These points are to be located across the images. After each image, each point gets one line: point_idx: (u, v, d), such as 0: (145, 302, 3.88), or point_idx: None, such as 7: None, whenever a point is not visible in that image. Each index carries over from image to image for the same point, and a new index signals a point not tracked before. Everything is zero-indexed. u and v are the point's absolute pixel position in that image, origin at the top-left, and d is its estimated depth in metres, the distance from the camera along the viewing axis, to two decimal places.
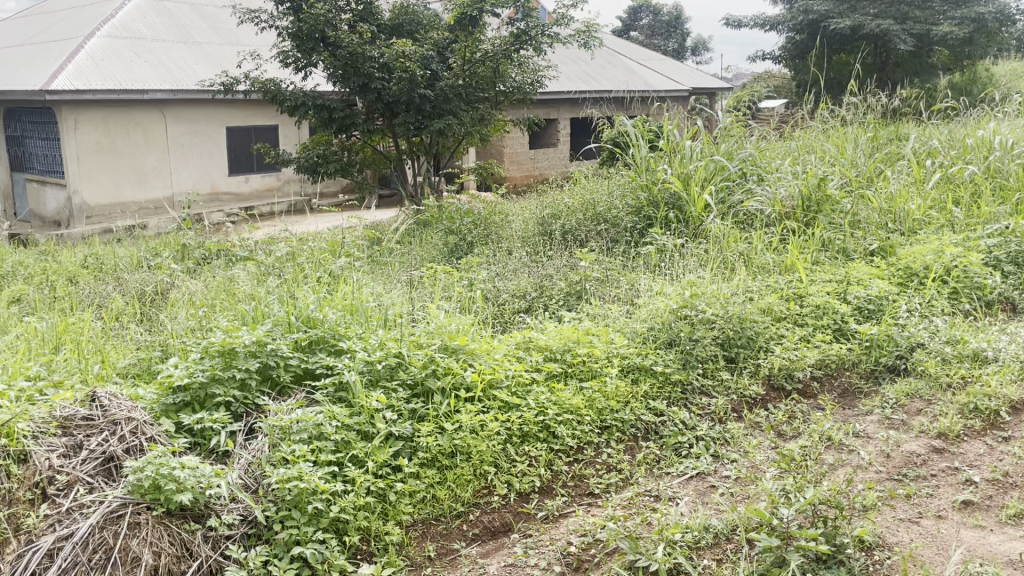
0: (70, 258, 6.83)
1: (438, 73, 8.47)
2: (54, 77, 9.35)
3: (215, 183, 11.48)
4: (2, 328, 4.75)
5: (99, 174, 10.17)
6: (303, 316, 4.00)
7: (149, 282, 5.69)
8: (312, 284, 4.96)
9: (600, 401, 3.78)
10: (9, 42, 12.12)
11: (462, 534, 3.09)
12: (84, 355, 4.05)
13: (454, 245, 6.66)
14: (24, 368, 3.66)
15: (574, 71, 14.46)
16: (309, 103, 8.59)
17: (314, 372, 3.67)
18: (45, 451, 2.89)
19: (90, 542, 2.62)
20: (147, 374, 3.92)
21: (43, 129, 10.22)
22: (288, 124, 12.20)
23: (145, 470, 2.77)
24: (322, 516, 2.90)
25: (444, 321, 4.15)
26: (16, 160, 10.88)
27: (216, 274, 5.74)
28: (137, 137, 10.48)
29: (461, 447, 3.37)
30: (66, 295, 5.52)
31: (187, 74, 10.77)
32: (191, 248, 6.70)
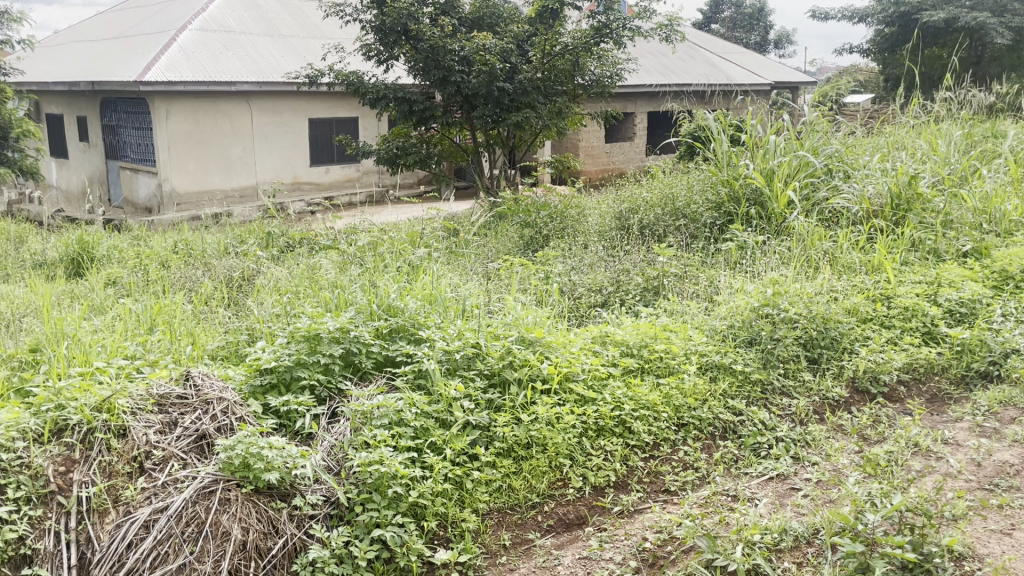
0: (161, 244, 7.10)
1: (517, 66, 8.48)
2: (148, 69, 9.71)
3: (296, 173, 11.78)
4: (100, 308, 5.00)
5: (188, 163, 10.52)
6: (384, 305, 4.09)
7: (237, 268, 5.89)
8: (393, 274, 5.07)
9: (678, 398, 3.75)
10: (106, 35, 12.64)
11: (536, 525, 3.11)
12: (177, 337, 4.22)
13: (530, 238, 6.69)
14: (122, 346, 3.84)
15: (654, 64, 14.30)
16: (390, 96, 8.73)
17: (394, 360, 3.74)
18: (143, 427, 3.01)
19: (183, 515, 2.72)
20: (235, 357, 4.08)
21: (137, 118, 10.63)
22: (368, 116, 12.44)
23: (235, 448, 2.88)
24: (402, 500, 2.96)
25: (522, 313, 4.18)
26: (111, 148, 11.35)
27: (300, 262, 5.90)
28: (224, 127, 10.82)
29: (537, 438, 3.39)
30: (158, 278, 5.76)
31: (273, 66, 11.05)
32: (275, 236, 6.92)
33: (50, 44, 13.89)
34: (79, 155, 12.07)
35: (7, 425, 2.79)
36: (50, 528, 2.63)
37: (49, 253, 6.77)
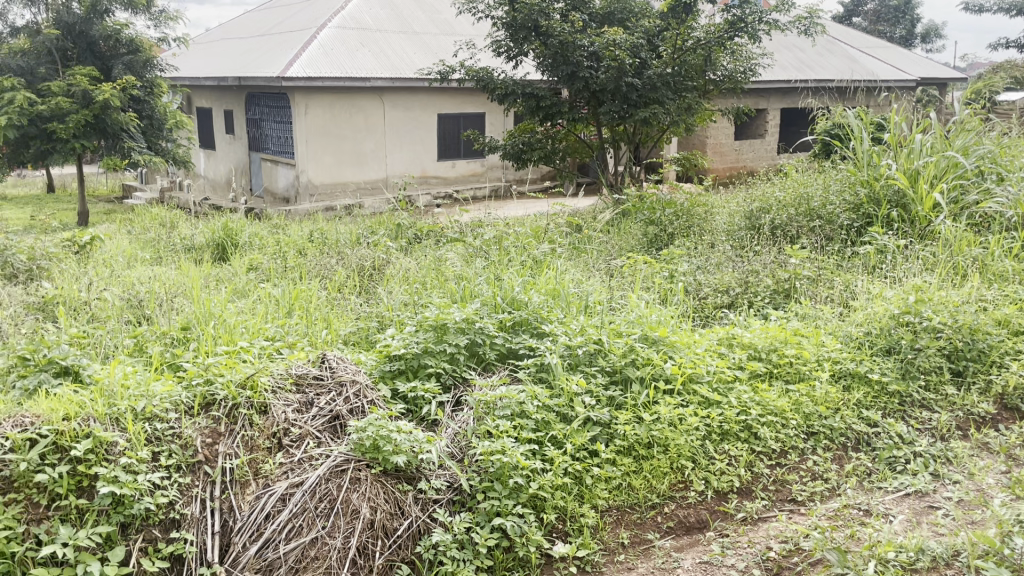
0: (299, 232, 7.45)
1: (648, 61, 8.36)
2: (290, 65, 10.16)
3: (424, 167, 12.08)
4: (243, 292, 5.29)
5: (324, 156, 10.97)
6: (509, 299, 4.15)
7: (368, 257, 6.09)
8: (517, 268, 5.12)
9: (808, 406, 3.63)
10: (252, 32, 13.33)
11: (656, 525, 3.07)
12: (312, 322, 4.44)
13: (654, 236, 6.60)
14: (263, 329, 4.08)
15: (790, 59, 13.80)
16: (519, 91, 8.81)
17: (517, 352, 3.80)
18: (282, 406, 3.18)
19: (317, 491, 2.85)
20: (365, 343, 4.26)
21: (279, 112, 11.16)
22: (495, 112, 12.63)
23: (366, 430, 3.01)
24: (522, 491, 3.00)
25: (646, 311, 4.13)
26: (253, 141, 11.97)
27: (428, 253, 6.04)
28: (358, 122, 11.21)
29: (658, 438, 3.35)
30: (296, 265, 6.03)
31: (406, 63, 11.36)
32: (404, 228, 7.12)
33: (202, 42, 14.79)
34: (225, 146, 12.79)
35: (161, 397, 2.99)
36: (197, 495, 2.77)
37: (198, 238, 7.21)
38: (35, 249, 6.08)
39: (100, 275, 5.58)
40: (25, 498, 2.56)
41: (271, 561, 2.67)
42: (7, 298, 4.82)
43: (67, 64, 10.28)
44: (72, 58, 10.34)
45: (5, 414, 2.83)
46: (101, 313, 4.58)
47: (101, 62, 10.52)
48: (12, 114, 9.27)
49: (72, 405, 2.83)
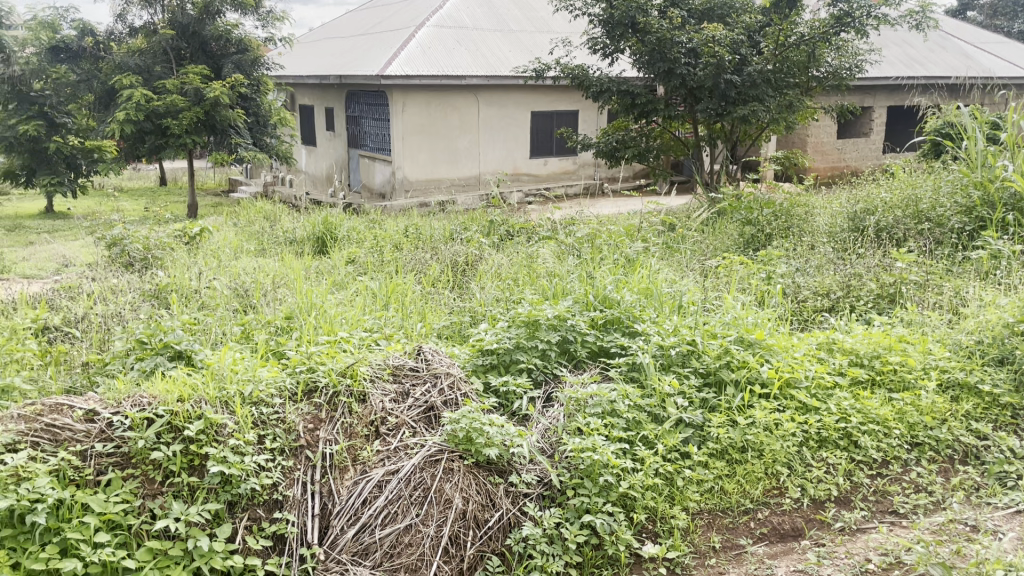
0: (394, 227, 7.62)
1: (748, 57, 8.17)
2: (388, 64, 10.38)
3: (516, 164, 12.16)
4: (342, 283, 5.46)
5: (419, 153, 11.17)
6: (601, 297, 4.13)
7: (461, 252, 6.18)
8: (610, 266, 5.10)
9: (912, 415, 3.50)
10: (353, 32, 13.67)
11: (748, 531, 3.01)
12: (408, 315, 4.56)
13: (751, 236, 6.46)
14: (362, 322, 4.20)
15: (898, 55, 13.24)
16: (614, 88, 8.76)
17: (608, 350, 3.79)
18: (380, 395, 3.28)
19: (412, 480, 2.92)
20: (458, 336, 4.35)
21: (377, 110, 11.42)
22: (589, 109, 12.59)
23: (460, 422, 3.07)
24: (612, 489, 2.99)
25: (741, 312, 4.05)
26: (352, 137, 12.29)
27: (520, 250, 6.09)
28: (453, 120, 11.36)
29: (753, 443, 3.29)
30: (392, 259, 6.16)
31: (502, 61, 11.44)
32: (497, 224, 7.18)
33: (306, 41, 15.27)
34: (326, 142, 13.17)
35: (268, 382, 3.13)
36: (299, 478, 2.87)
37: (299, 231, 7.47)
38: (150, 238, 6.42)
39: (208, 266, 5.84)
40: (142, 473, 2.72)
41: (367, 545, 2.76)
42: (126, 285, 5.12)
43: (181, 63, 10.79)
44: (185, 58, 10.85)
45: (125, 394, 3.02)
46: (210, 302, 4.81)
47: (212, 61, 11.00)
48: (130, 110, 9.80)
49: (186, 387, 2.99)
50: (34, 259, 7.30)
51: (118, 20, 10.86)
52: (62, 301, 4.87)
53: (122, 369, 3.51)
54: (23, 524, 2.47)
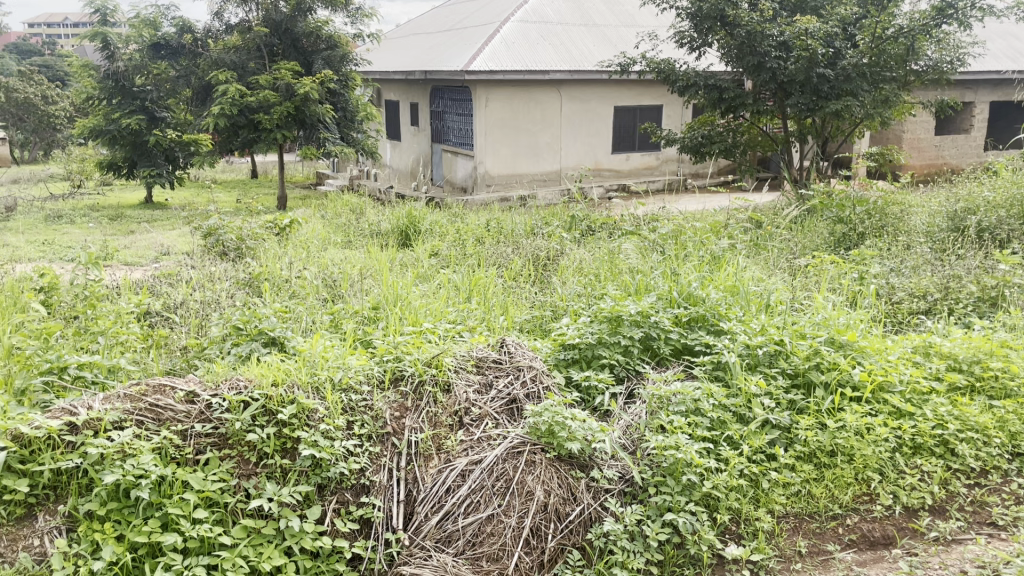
0: (476, 221, 7.68)
1: (842, 51, 7.96)
2: (473, 59, 10.47)
3: (598, 160, 12.10)
4: (426, 276, 5.55)
5: (501, 147, 11.23)
6: (685, 293, 4.08)
7: (542, 247, 6.19)
8: (695, 263, 5.03)
9: (1015, 424, 3.35)
10: (439, 28, 13.82)
11: (836, 537, 2.93)
12: (490, 308, 4.60)
13: (842, 236, 6.27)
14: (445, 314, 4.27)
15: (1003, 48, 12.63)
16: (701, 83, 8.63)
17: (692, 348, 3.73)
18: (464, 386, 3.33)
19: (495, 470, 2.96)
20: (539, 330, 4.38)
21: (460, 105, 11.53)
22: (674, 104, 12.43)
23: (543, 415, 3.09)
24: (695, 489, 2.95)
25: (832, 313, 3.94)
26: (436, 132, 12.44)
27: (603, 246, 6.06)
28: (536, 114, 11.38)
29: (842, 447, 3.21)
30: (474, 253, 6.22)
31: (586, 55, 11.40)
32: (578, 220, 7.16)
33: (392, 37, 15.51)
34: (410, 137, 13.37)
35: (357, 370, 3.22)
36: (385, 465, 2.95)
37: (384, 224, 7.60)
38: (243, 229, 6.64)
39: (297, 256, 6.01)
40: (237, 454, 2.83)
41: (450, 532, 2.81)
42: (221, 273, 5.33)
43: (274, 59, 11.13)
44: (278, 54, 11.19)
45: (222, 377, 3.15)
46: (300, 291, 4.95)
47: (303, 57, 11.31)
48: (225, 105, 10.16)
49: (279, 372, 3.09)
50: (134, 247, 7.66)
51: (215, 18, 11.23)
52: (162, 287, 5.10)
53: (219, 354, 3.68)
54: (128, 498, 2.60)
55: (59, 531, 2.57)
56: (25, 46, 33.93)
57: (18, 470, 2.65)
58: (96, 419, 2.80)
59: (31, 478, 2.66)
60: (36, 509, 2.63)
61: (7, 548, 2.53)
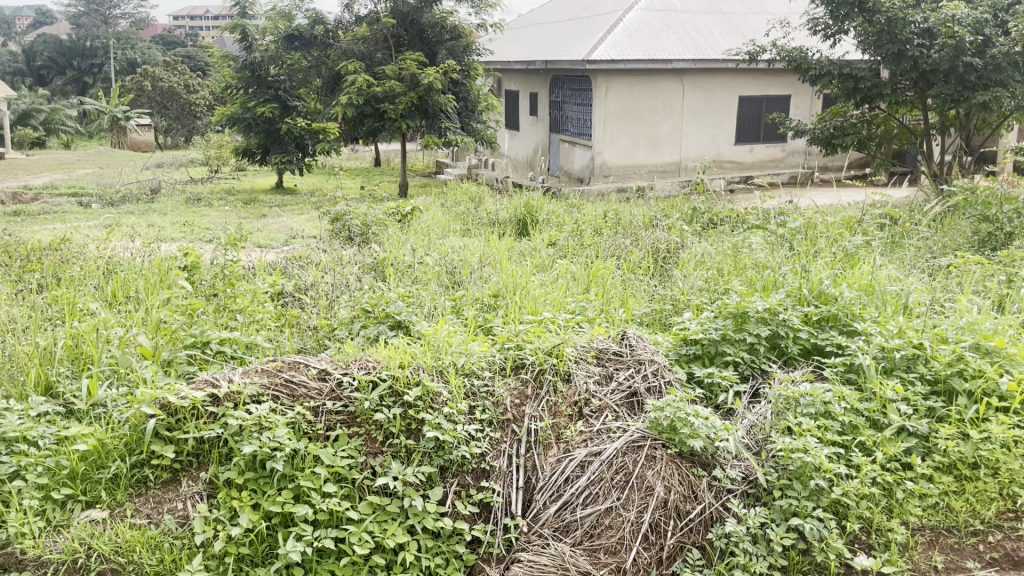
0: (594, 212, 7.63)
1: (992, 39, 7.43)
2: (595, 49, 10.40)
3: (720, 151, 11.79)
4: (545, 265, 5.56)
5: (620, 138, 11.10)
6: (815, 291, 3.93)
7: (662, 240, 6.07)
8: (826, 259, 4.83)
9: None
10: (562, 17, 13.80)
11: (976, 554, 2.76)
12: (609, 300, 4.56)
13: (987, 235, 5.86)
14: (564, 304, 4.27)
15: None
16: (835, 72, 8.28)
17: (822, 349, 3.60)
18: (584, 376, 3.32)
19: (614, 463, 2.94)
20: (659, 325, 4.33)
21: (580, 95, 11.46)
22: (803, 94, 11.98)
23: (664, 410, 3.03)
24: (824, 494, 2.83)
25: (977, 316, 3.69)
26: (555, 122, 12.43)
27: (726, 240, 5.89)
28: (657, 105, 11.19)
29: (987, 460, 3.02)
30: (592, 244, 6.17)
31: (711, 44, 11.12)
32: (699, 212, 7.00)
33: (515, 27, 15.61)
34: (529, 127, 13.41)
35: (479, 356, 3.27)
36: (505, 451, 2.98)
37: (502, 214, 7.67)
38: (368, 215, 6.84)
39: (419, 243, 6.13)
40: (365, 432, 2.92)
41: (568, 522, 2.81)
42: (349, 258, 5.52)
43: (399, 49, 11.39)
44: (404, 44, 11.43)
45: (352, 357, 3.27)
46: (422, 276, 5.06)
47: (428, 47, 11.54)
48: (353, 95, 10.50)
49: (406, 355, 3.18)
50: (267, 230, 8.02)
51: (346, 10, 11.68)
52: (294, 269, 5.32)
53: (349, 334, 3.83)
54: (263, 469, 2.73)
55: (200, 496, 2.72)
56: (169, 38, 36.01)
57: (165, 437, 2.84)
58: (236, 392, 2.95)
59: (176, 445, 2.84)
60: (181, 475, 2.80)
61: (154, 510, 2.69)
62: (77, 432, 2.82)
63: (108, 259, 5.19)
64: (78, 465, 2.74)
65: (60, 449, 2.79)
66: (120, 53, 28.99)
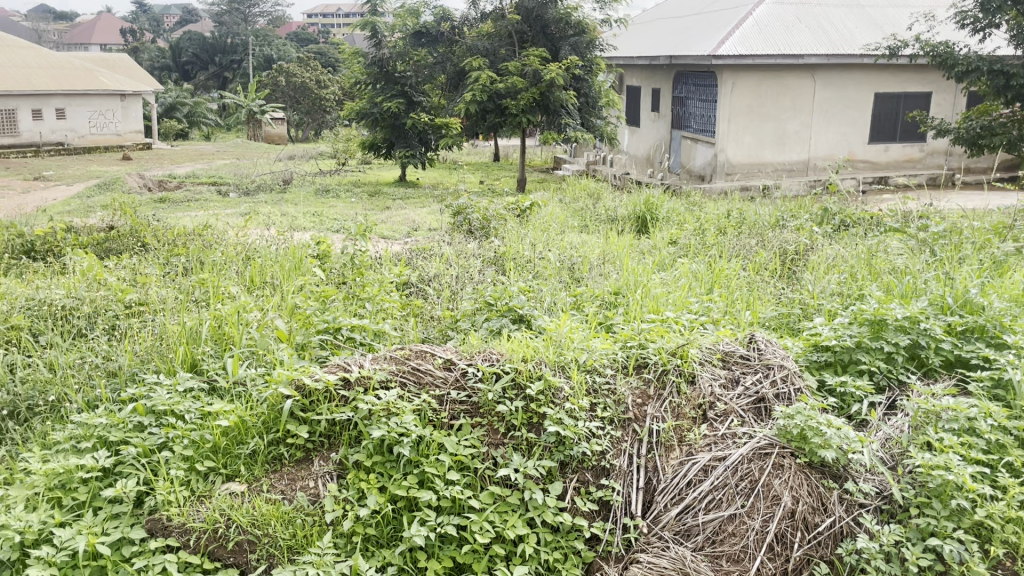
0: (717, 210, 7.47)
1: None
2: (722, 44, 10.16)
3: (853, 150, 11.28)
4: (664, 264, 5.47)
5: (745, 135, 10.79)
6: (961, 301, 3.72)
7: (791, 241, 5.86)
8: (973, 266, 4.55)
9: None
10: (689, 11, 13.54)
11: None
12: (733, 301, 4.45)
13: None
14: (687, 303, 4.20)
15: None
16: (985, 68, 7.79)
17: (966, 362, 3.40)
18: (709, 378, 3.25)
19: (739, 469, 2.87)
20: (786, 329, 4.20)
21: (705, 91, 11.22)
22: (945, 91, 11.33)
23: (795, 418, 2.93)
24: (966, 515, 2.65)
25: None
26: (677, 118, 12.22)
27: (860, 243, 5.65)
28: (785, 102, 10.82)
29: None
30: (715, 243, 6.02)
31: (847, 38, 10.66)
32: (831, 213, 6.74)
33: (640, 22, 15.44)
34: (650, 124, 13.24)
35: (602, 353, 3.27)
36: (626, 450, 2.96)
37: (621, 210, 7.60)
38: (489, 209, 6.93)
39: (538, 237, 6.16)
40: (488, 423, 2.96)
41: (690, 526, 2.77)
42: (471, 250, 5.61)
43: (523, 45, 11.50)
44: (528, 40, 11.53)
45: (477, 349, 3.33)
46: (542, 271, 5.09)
47: (552, 43, 11.57)
48: (476, 91, 10.66)
49: (529, 349, 3.22)
50: (390, 222, 8.25)
51: (472, 6, 11.83)
52: (417, 260, 5.45)
53: (472, 326, 3.91)
54: (391, 454, 2.83)
55: (331, 476, 2.84)
56: (303, 35, 37.50)
57: (300, 417, 2.99)
58: (366, 377, 3.07)
59: (310, 426, 2.97)
60: (313, 454, 2.93)
61: (288, 486, 2.81)
62: (219, 409, 2.99)
63: (246, 246, 5.47)
64: (220, 439, 2.90)
65: (204, 424, 2.96)
66: (257, 49, 30.54)
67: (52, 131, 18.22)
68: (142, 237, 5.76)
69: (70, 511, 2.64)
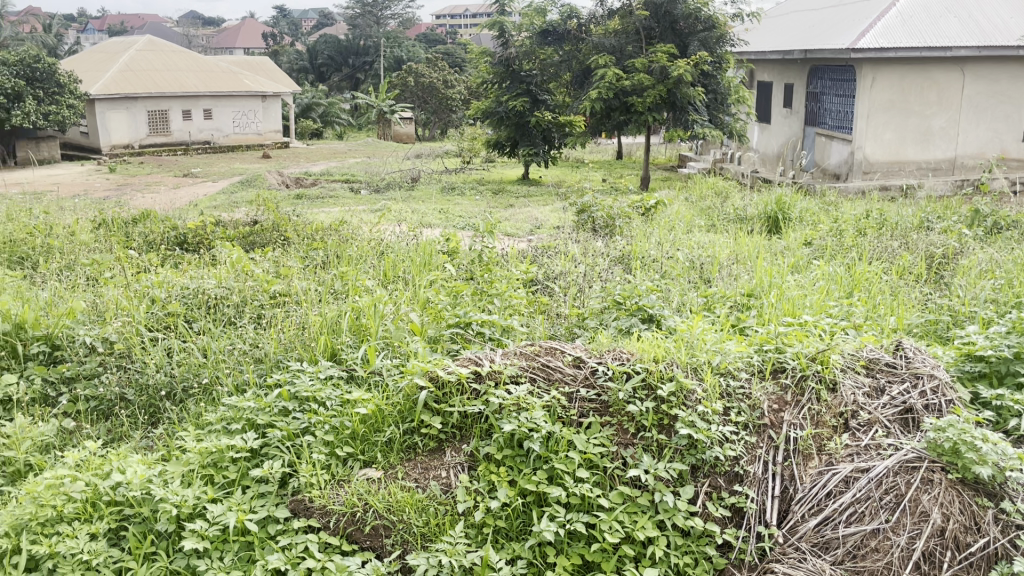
0: (854, 211, 7.14)
1: None
2: (862, 36, 9.70)
3: (1004, 148, 10.56)
4: (798, 266, 5.27)
5: (886, 132, 10.25)
6: None
7: (939, 244, 5.53)
8: None
9: None
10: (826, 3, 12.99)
11: None
12: (874, 306, 4.24)
13: None
14: (826, 308, 4.04)
15: None
16: None
17: None
18: (853, 387, 3.11)
19: (884, 483, 2.75)
20: (935, 337, 3.97)
21: (842, 86, 10.74)
22: None
23: (947, 431, 2.76)
24: None
25: None
26: (811, 114, 11.76)
27: (1016, 248, 5.29)
28: (931, 96, 10.22)
29: None
30: (855, 245, 5.76)
31: (1002, 28, 9.97)
32: (983, 214, 6.31)
33: (774, 15, 14.94)
34: (782, 120, 12.80)
35: (736, 356, 3.16)
36: (760, 456, 2.87)
37: (750, 209, 7.37)
38: (614, 208, 6.89)
39: (665, 236, 6.08)
40: (617, 422, 2.95)
41: (829, 539, 2.67)
42: (597, 249, 5.59)
43: (651, 42, 11.37)
44: (655, 37, 11.38)
45: (606, 347, 3.31)
46: (671, 270, 5.01)
47: (680, 39, 11.37)
48: (602, 88, 10.62)
49: (661, 349, 3.17)
50: (515, 219, 8.32)
51: (599, 4, 11.76)
52: (543, 257, 5.48)
53: (601, 324, 3.91)
54: (520, 448, 2.86)
55: (462, 467, 2.90)
56: (432, 35, 38.35)
57: (433, 408, 3.06)
58: (497, 372, 3.12)
59: (443, 417, 3.05)
60: (445, 445, 3.00)
61: (421, 475, 2.90)
62: (358, 397, 3.10)
63: (379, 241, 5.65)
64: (359, 426, 3.01)
65: (343, 411, 3.08)
66: (389, 51, 31.53)
67: (201, 131, 19.43)
68: (284, 231, 6.07)
69: (222, 488, 2.80)
